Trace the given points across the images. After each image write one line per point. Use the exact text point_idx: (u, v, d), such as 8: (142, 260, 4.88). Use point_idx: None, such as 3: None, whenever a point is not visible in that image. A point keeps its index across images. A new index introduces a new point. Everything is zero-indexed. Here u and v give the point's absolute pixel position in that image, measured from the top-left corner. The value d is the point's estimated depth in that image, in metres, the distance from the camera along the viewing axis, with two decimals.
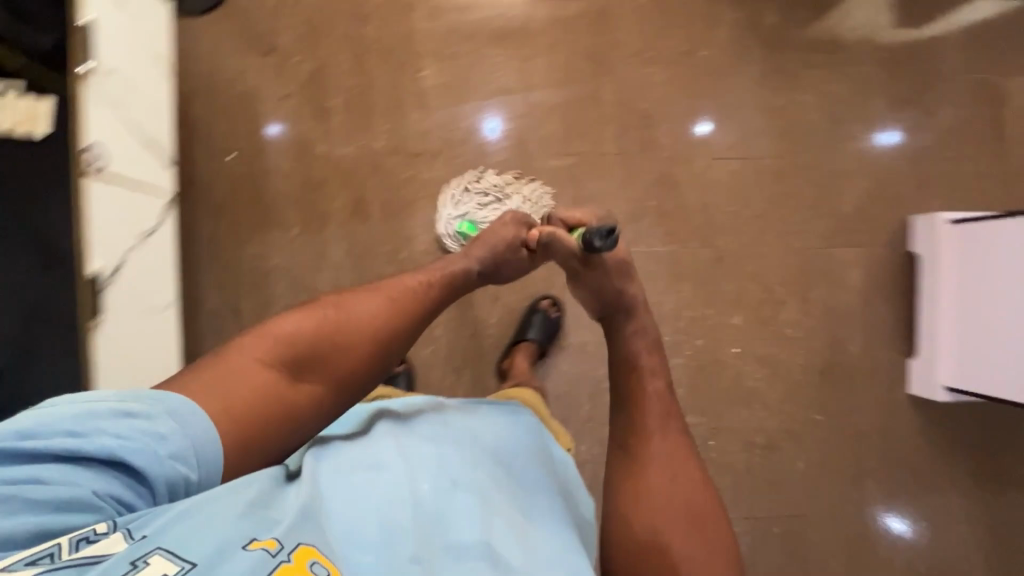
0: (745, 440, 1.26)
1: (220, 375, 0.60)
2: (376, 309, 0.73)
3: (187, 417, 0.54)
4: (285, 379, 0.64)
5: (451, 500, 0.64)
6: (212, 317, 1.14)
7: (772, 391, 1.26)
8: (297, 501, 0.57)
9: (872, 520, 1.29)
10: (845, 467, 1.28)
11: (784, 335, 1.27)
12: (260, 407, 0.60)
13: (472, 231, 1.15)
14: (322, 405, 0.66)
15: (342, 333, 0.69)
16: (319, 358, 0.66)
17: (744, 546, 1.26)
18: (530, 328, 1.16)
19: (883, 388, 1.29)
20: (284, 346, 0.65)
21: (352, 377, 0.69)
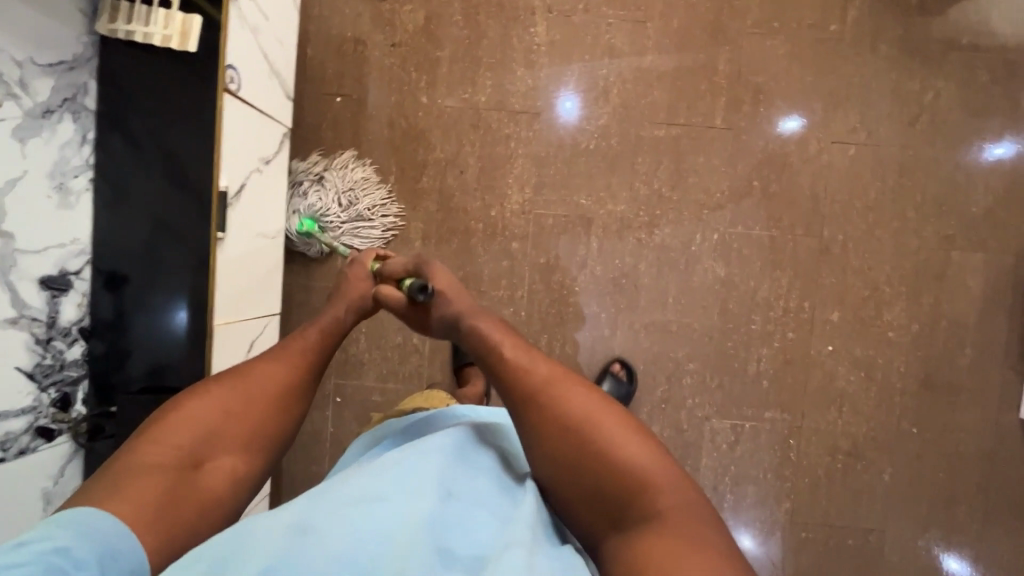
0: (828, 443, 1.19)
1: (125, 481, 0.52)
2: (278, 369, 0.66)
3: (90, 522, 0.47)
4: (188, 471, 0.56)
5: (445, 516, 0.53)
6: (308, 255, 1.20)
7: (864, 395, 1.18)
8: (271, 544, 0.48)
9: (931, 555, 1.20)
10: (936, 487, 1.19)
11: (886, 339, 1.18)
12: (178, 501, 0.53)
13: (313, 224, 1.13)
14: (241, 480, 0.59)
15: (237, 403, 0.62)
16: (212, 436, 0.59)
17: (814, 553, 1.20)
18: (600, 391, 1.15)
19: (994, 409, 1.18)
20: (186, 433, 0.58)
21: (263, 441, 0.62)
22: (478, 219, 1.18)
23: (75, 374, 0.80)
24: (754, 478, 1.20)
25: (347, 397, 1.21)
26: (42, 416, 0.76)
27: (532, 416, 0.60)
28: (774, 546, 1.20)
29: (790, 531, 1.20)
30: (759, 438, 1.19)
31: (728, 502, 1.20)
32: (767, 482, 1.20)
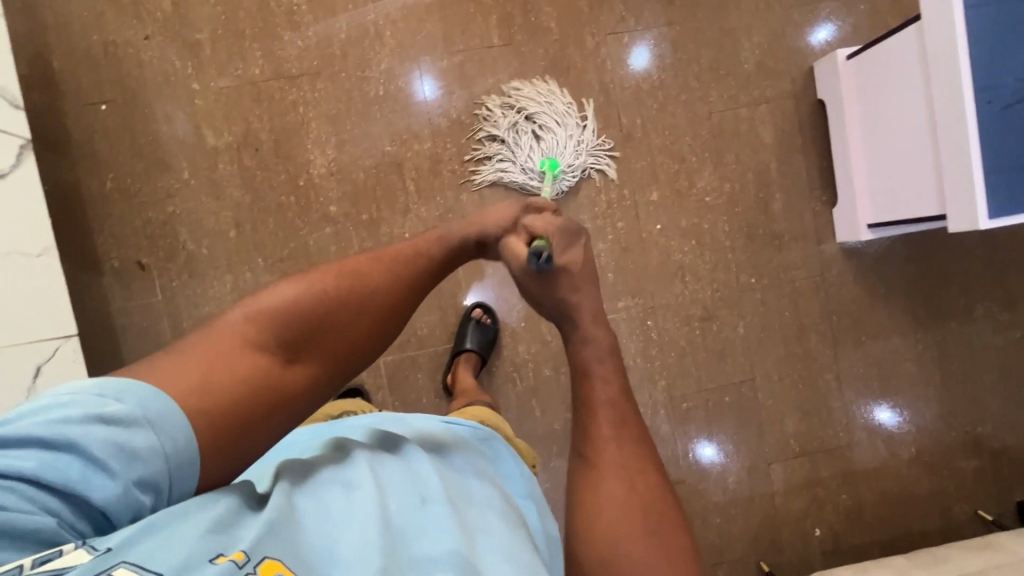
0: (683, 314, 1.25)
1: (192, 355, 0.56)
2: (376, 282, 0.68)
3: (165, 419, 0.50)
4: (277, 361, 0.59)
5: (421, 516, 0.56)
6: (120, 274, 1.13)
7: (701, 261, 1.25)
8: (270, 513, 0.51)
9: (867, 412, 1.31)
10: (786, 326, 1.28)
11: (706, 203, 1.25)
12: (248, 388, 0.56)
13: (552, 168, 1.18)
14: (317, 386, 0.62)
15: (340, 303, 0.65)
16: (310, 334, 0.62)
17: (700, 419, 1.27)
18: (466, 337, 1.17)
19: (813, 241, 1.27)
20: (265, 320, 0.60)
21: (343, 352, 0.64)
22: (289, 191, 1.16)
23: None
24: (626, 367, 1.25)
25: None
26: None
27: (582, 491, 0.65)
28: (661, 425, 1.26)
29: (671, 406, 1.26)
30: (620, 328, 1.24)
31: None
32: (638, 367, 1.25)
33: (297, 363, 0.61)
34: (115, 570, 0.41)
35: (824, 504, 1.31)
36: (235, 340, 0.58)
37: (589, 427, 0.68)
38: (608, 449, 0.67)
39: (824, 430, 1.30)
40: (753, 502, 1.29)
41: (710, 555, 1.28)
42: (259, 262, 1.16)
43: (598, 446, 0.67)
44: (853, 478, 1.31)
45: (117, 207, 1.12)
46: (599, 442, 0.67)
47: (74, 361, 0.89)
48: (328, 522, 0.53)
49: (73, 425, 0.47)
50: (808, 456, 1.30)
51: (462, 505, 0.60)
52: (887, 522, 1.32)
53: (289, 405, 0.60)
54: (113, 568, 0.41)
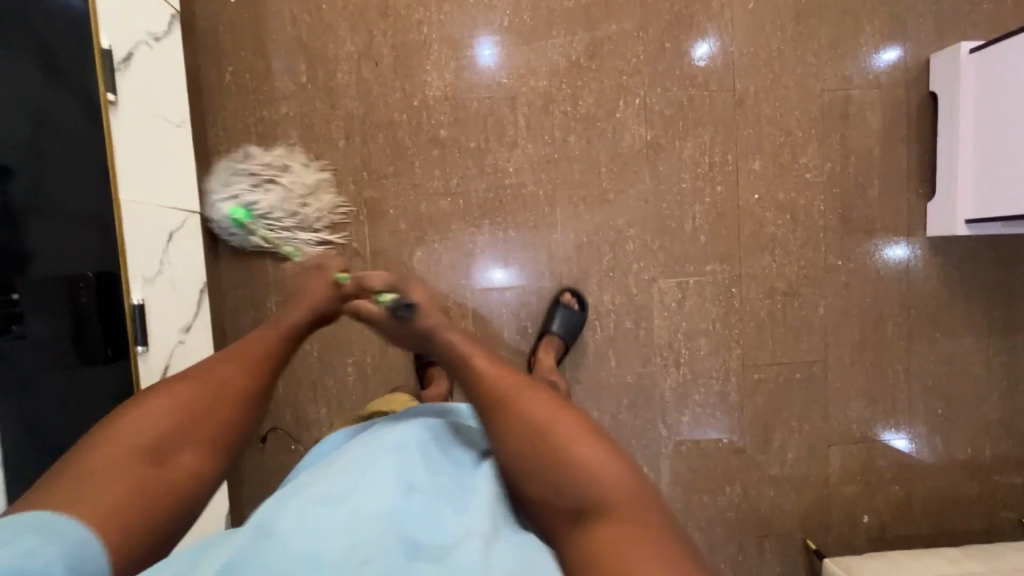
0: (767, 286, 1.26)
1: (75, 480, 0.54)
2: (238, 367, 0.70)
3: (54, 523, 0.49)
4: (148, 465, 0.58)
5: (402, 510, 0.54)
6: None
7: (793, 236, 1.26)
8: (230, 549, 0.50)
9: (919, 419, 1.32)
10: (864, 313, 1.29)
11: (805, 180, 1.25)
12: (139, 499, 0.56)
13: (245, 217, 1.09)
14: (204, 474, 0.62)
15: (196, 396, 0.64)
16: (173, 433, 0.61)
17: (767, 392, 1.28)
18: (553, 321, 1.18)
19: (905, 232, 1.28)
20: (134, 436, 0.59)
21: (221, 446, 0.65)
22: (401, 110, 1.16)
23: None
24: (704, 330, 1.26)
25: None
26: None
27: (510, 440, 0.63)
28: (730, 393, 1.27)
29: (743, 376, 1.27)
30: (704, 292, 1.25)
31: (684, 357, 1.25)
32: (716, 332, 1.26)
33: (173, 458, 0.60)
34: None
35: (875, 493, 1.32)
36: (108, 457, 0.57)
37: (482, 394, 0.66)
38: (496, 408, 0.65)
39: (885, 421, 1.31)
40: (808, 481, 1.30)
41: (759, 526, 1.30)
42: (362, 176, 1.16)
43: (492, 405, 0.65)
44: (907, 470, 1.33)
45: (232, 102, 1.12)
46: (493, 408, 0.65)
47: (194, 238, 0.94)
48: (305, 528, 0.51)
49: None
50: (866, 443, 1.31)
51: (445, 490, 0.59)
52: (934, 518, 1.34)
53: (179, 496, 0.59)
54: None
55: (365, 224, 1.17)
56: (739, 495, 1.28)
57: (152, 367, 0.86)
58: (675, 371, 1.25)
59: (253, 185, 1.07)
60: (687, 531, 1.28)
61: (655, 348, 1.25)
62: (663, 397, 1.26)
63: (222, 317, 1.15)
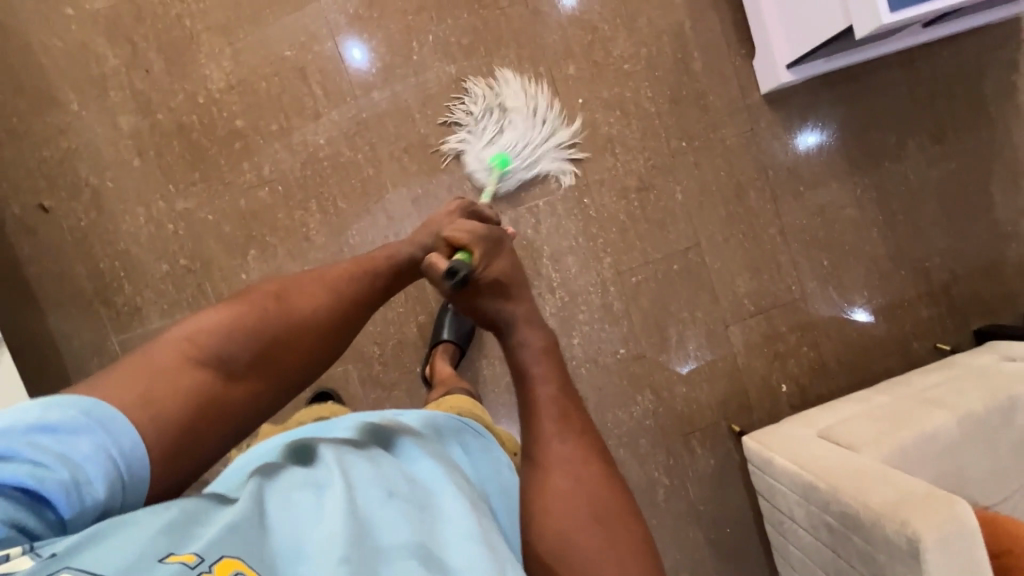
0: (618, 187, 1.23)
1: (145, 369, 0.55)
2: (312, 304, 0.66)
3: (108, 426, 0.50)
4: (212, 381, 0.58)
5: (390, 511, 0.53)
6: (22, 221, 1.08)
7: (629, 130, 1.23)
8: (229, 511, 0.48)
9: (810, 277, 1.31)
10: (724, 186, 1.27)
11: (625, 72, 1.22)
12: (186, 410, 0.55)
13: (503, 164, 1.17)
14: (263, 401, 0.62)
15: (279, 323, 0.63)
16: (246, 352, 0.60)
17: (651, 290, 1.25)
18: (444, 329, 1.16)
19: (739, 96, 1.26)
20: (190, 346, 0.58)
21: (284, 370, 0.63)
22: (189, 111, 1.10)
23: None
24: (569, 248, 1.22)
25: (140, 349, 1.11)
26: None
27: (546, 476, 0.64)
28: (614, 303, 1.24)
29: (621, 282, 1.24)
30: (557, 210, 1.22)
31: (557, 280, 1.22)
32: (581, 247, 1.23)
33: (238, 381, 0.59)
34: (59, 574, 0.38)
35: (787, 359, 1.31)
36: (181, 359, 0.57)
37: (539, 396, 0.68)
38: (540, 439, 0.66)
39: (777, 286, 1.30)
40: (717, 366, 1.29)
41: (681, 425, 1.28)
42: (170, 189, 1.11)
43: (542, 439, 0.66)
44: (811, 329, 1.31)
45: (7, 149, 1.07)
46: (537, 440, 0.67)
47: None
48: (296, 518, 0.50)
49: (9, 431, 0.45)
50: (764, 313, 1.30)
51: (434, 496, 0.57)
52: (852, 369, 1.33)
53: (225, 422, 0.59)
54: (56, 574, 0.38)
55: (187, 236, 1.11)
56: (652, 399, 1.27)
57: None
58: (551, 297, 1.22)
59: (487, 116, 1.18)
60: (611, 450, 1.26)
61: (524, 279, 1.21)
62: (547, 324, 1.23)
63: (65, 372, 1.09)
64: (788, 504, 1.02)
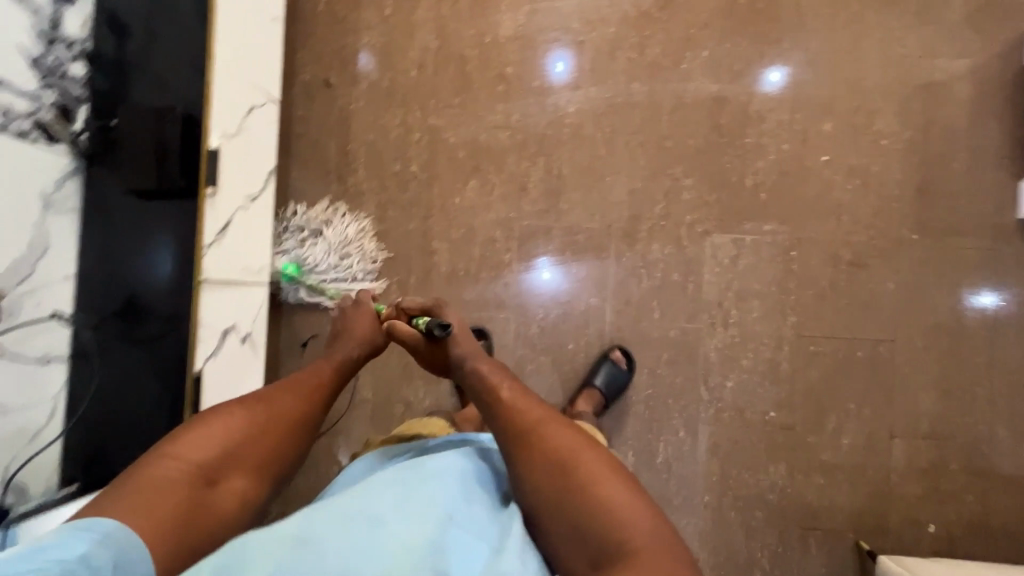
0: (831, 253, 1.19)
1: (144, 485, 0.59)
2: (288, 408, 0.72)
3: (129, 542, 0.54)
4: (201, 488, 0.62)
5: (437, 536, 0.58)
6: (305, 88, 1.23)
7: (863, 203, 1.19)
8: (272, 551, 0.55)
9: (1002, 424, 1.17)
10: (941, 295, 1.19)
11: (880, 147, 1.19)
12: (187, 517, 0.59)
13: (295, 271, 1.18)
14: (247, 502, 0.66)
15: (254, 428, 0.68)
16: (227, 460, 0.65)
17: (824, 366, 1.19)
18: (596, 375, 1.15)
19: (991, 212, 1.19)
20: (182, 458, 0.63)
21: (263, 468, 0.68)
22: (472, 47, 1.22)
23: (78, 93, 0.89)
24: (759, 292, 1.19)
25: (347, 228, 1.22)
26: (43, 113, 0.84)
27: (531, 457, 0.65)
28: (781, 363, 1.19)
29: (797, 345, 1.19)
30: (760, 252, 1.19)
31: (733, 318, 1.19)
32: (771, 295, 1.19)
33: (222, 484, 0.64)
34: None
35: (945, 500, 1.18)
36: (173, 470, 0.61)
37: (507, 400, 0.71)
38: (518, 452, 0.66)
39: (962, 419, 1.18)
40: (865, 474, 1.18)
41: (804, 517, 1.18)
42: (429, 104, 1.22)
43: (538, 437, 0.66)
44: (984, 480, 1.17)
45: (320, 27, 1.23)
46: (520, 451, 0.66)
47: (268, 123, 0.98)
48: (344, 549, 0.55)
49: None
50: (936, 440, 1.18)
51: (479, 525, 0.62)
52: (1017, 544, 1.17)
53: (217, 522, 0.62)
54: None
55: (425, 149, 1.21)
56: (783, 476, 1.18)
57: (217, 214, 0.91)
58: (722, 331, 1.19)
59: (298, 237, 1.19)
60: (721, 508, 1.19)
61: (703, 305, 1.19)
62: (707, 356, 1.19)
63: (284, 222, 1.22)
64: None
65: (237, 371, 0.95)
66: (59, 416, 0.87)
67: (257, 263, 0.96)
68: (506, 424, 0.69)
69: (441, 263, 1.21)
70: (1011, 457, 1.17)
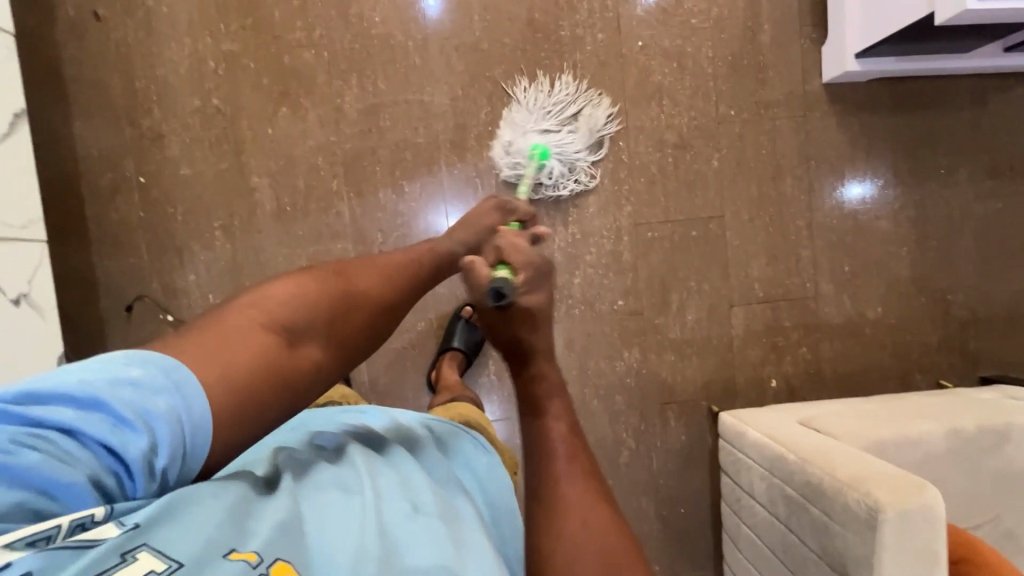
0: (657, 138, 1.21)
1: (213, 335, 0.49)
2: (373, 281, 0.62)
3: (189, 392, 0.45)
4: (283, 350, 0.52)
5: (418, 526, 0.51)
6: (70, 24, 1.09)
7: (681, 85, 1.21)
8: (271, 506, 0.47)
9: (826, 280, 1.27)
10: (760, 165, 1.24)
11: (691, 27, 1.21)
12: (259, 383, 0.49)
13: (543, 156, 1.11)
14: (325, 380, 0.55)
15: (353, 297, 0.60)
16: (317, 326, 0.55)
17: (663, 250, 1.23)
18: (453, 337, 1.18)
19: (798, 80, 1.24)
20: (265, 312, 0.53)
21: (349, 347, 0.58)
22: None
23: None
24: (593, 187, 1.20)
25: (153, 175, 1.12)
26: None
27: (556, 513, 0.56)
28: (622, 253, 1.22)
29: (635, 233, 1.22)
30: (590, 146, 1.20)
31: (572, 216, 1.20)
32: (604, 188, 1.21)
33: (304, 350, 0.54)
34: (138, 554, 0.37)
35: (783, 356, 1.27)
36: (251, 322, 0.51)
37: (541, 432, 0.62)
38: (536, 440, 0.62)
39: (790, 280, 1.26)
40: (710, 344, 1.26)
41: (661, 393, 1.25)
42: (218, 29, 1.11)
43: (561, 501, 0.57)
44: (814, 332, 1.28)
45: None
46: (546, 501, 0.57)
47: (4, 60, 0.88)
48: (326, 523, 0.48)
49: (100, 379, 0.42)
50: (771, 304, 1.26)
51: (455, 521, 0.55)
52: (847, 383, 1.29)
53: (293, 393, 0.52)
54: (137, 550, 0.37)
55: (224, 79, 1.12)
56: (637, 359, 1.24)
57: None
58: (563, 230, 1.20)
59: (541, 112, 1.15)
60: (584, 398, 1.24)
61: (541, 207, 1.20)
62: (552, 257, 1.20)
63: (78, 178, 1.11)
64: (750, 480, 0.99)
65: (14, 334, 0.87)
66: None
67: (17, 218, 0.89)
68: (546, 448, 0.61)
69: (264, 200, 1.14)
70: (834, 309, 1.28)
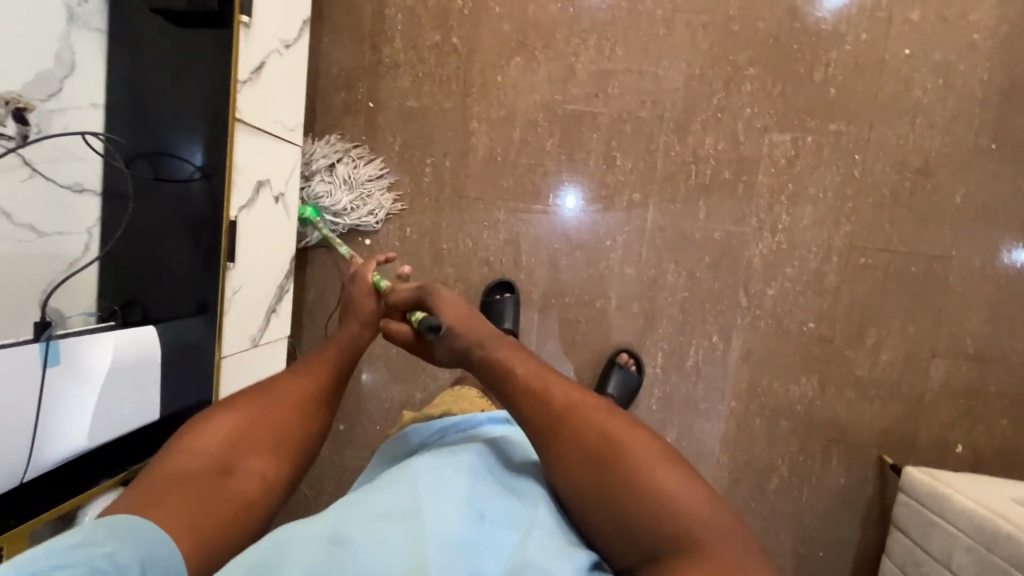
0: (899, 158, 1.11)
1: (160, 482, 0.53)
2: (300, 384, 0.65)
3: (134, 522, 0.47)
4: (219, 474, 0.55)
5: (478, 530, 0.51)
6: None
7: (941, 105, 1.10)
8: (310, 546, 0.48)
9: None
10: (1011, 209, 1.11)
11: (968, 43, 1.08)
12: (211, 503, 0.53)
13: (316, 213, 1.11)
14: (275, 484, 0.59)
15: (280, 405, 0.63)
16: (251, 439, 0.60)
17: (873, 278, 1.13)
18: (609, 382, 1.12)
19: None
20: (204, 446, 0.57)
21: (289, 444, 0.62)
22: None
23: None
24: (814, 198, 1.12)
25: (382, 103, 1.15)
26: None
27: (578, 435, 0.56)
28: (828, 274, 1.14)
29: (848, 256, 1.13)
30: (822, 153, 1.11)
31: (783, 224, 1.13)
32: (826, 202, 1.12)
33: (238, 471, 0.57)
34: None
35: (979, 421, 1.15)
36: (185, 460, 0.56)
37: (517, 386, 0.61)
38: (571, 442, 0.56)
39: (1010, 342, 1.13)
40: (899, 391, 1.15)
41: (830, 429, 1.17)
42: None
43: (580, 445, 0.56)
44: (1019, 406, 1.15)
45: None
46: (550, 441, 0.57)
47: None
48: (377, 542, 0.48)
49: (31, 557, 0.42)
50: (979, 363, 1.14)
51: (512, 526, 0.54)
52: None
53: (254, 503, 0.56)
54: None
55: (468, 20, 1.12)
56: (814, 388, 1.16)
57: (252, 51, 0.82)
58: (770, 237, 1.13)
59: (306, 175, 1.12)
60: (747, 416, 1.17)
61: (754, 208, 1.13)
62: (751, 262, 1.14)
63: (313, 95, 1.15)
64: (948, 549, 0.91)
65: (269, 230, 0.91)
66: (94, 251, 0.81)
67: (290, 119, 0.92)
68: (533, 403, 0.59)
69: (479, 145, 1.14)
70: None
